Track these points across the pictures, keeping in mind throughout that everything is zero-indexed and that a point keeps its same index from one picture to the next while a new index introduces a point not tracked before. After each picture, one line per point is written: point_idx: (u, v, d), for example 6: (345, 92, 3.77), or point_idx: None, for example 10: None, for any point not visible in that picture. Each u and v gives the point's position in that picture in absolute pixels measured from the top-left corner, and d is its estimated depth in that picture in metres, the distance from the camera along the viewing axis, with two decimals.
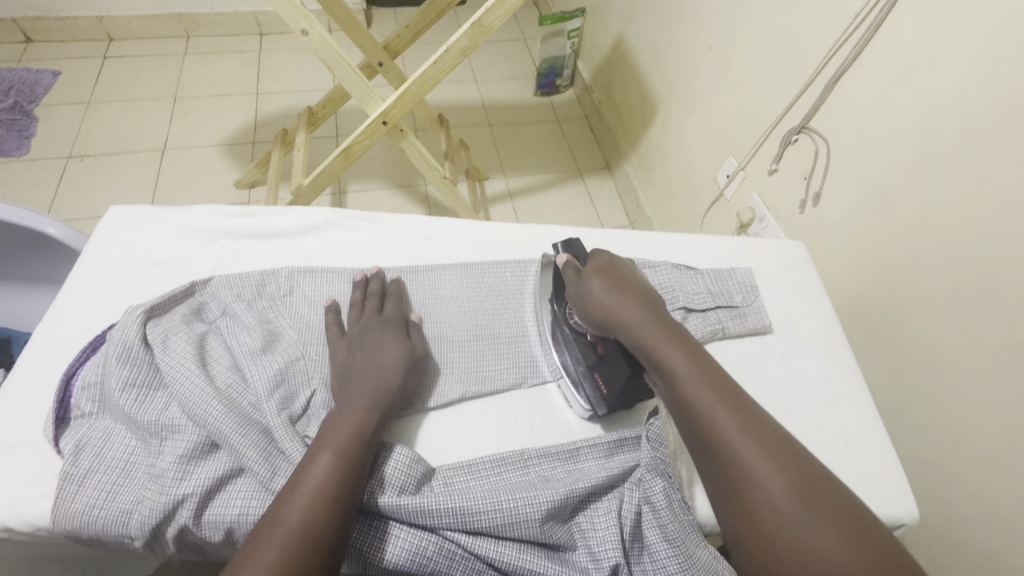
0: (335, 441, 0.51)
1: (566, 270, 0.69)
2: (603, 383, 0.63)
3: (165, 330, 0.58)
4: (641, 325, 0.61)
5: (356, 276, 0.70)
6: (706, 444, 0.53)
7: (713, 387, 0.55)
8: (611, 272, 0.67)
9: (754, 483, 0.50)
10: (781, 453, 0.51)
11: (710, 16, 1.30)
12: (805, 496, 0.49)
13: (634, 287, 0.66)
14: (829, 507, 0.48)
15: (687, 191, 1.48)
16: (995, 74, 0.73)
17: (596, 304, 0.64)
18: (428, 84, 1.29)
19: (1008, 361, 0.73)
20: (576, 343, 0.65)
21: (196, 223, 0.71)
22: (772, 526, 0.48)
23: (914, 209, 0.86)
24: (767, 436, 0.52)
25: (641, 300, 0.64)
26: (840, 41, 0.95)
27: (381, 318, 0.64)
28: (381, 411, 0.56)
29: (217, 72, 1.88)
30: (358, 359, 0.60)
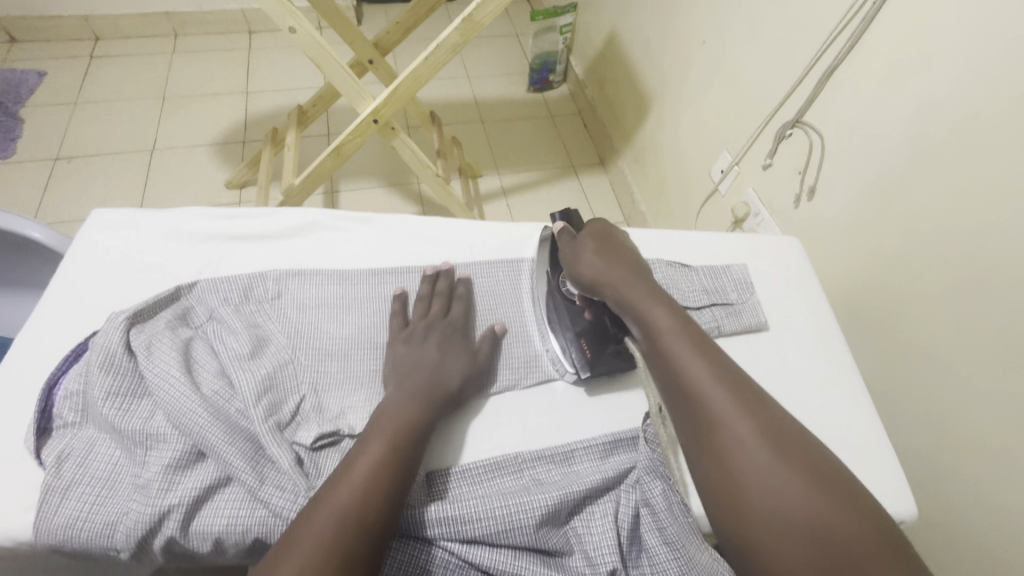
0: (389, 431, 0.52)
1: (562, 237, 0.72)
2: (588, 347, 0.65)
3: (148, 337, 0.57)
4: (627, 285, 0.62)
5: (424, 271, 0.71)
6: (681, 390, 0.52)
7: (695, 340, 0.55)
8: (602, 239, 0.68)
9: (723, 426, 0.48)
10: (756, 407, 0.49)
11: (703, 11, 1.28)
12: (771, 442, 0.47)
13: (625, 254, 0.66)
14: (800, 456, 0.46)
15: (681, 186, 1.47)
16: (990, 68, 0.73)
17: (587, 266, 0.65)
18: (419, 82, 1.27)
19: (1004, 356, 0.73)
20: (566, 310, 0.68)
21: (182, 226, 0.70)
22: (737, 469, 0.46)
23: (909, 204, 0.86)
24: (741, 388, 0.51)
25: (630, 265, 0.64)
26: (833, 35, 0.94)
27: (447, 321, 0.66)
28: (439, 403, 0.57)
29: (206, 70, 1.85)
30: (426, 354, 0.61)
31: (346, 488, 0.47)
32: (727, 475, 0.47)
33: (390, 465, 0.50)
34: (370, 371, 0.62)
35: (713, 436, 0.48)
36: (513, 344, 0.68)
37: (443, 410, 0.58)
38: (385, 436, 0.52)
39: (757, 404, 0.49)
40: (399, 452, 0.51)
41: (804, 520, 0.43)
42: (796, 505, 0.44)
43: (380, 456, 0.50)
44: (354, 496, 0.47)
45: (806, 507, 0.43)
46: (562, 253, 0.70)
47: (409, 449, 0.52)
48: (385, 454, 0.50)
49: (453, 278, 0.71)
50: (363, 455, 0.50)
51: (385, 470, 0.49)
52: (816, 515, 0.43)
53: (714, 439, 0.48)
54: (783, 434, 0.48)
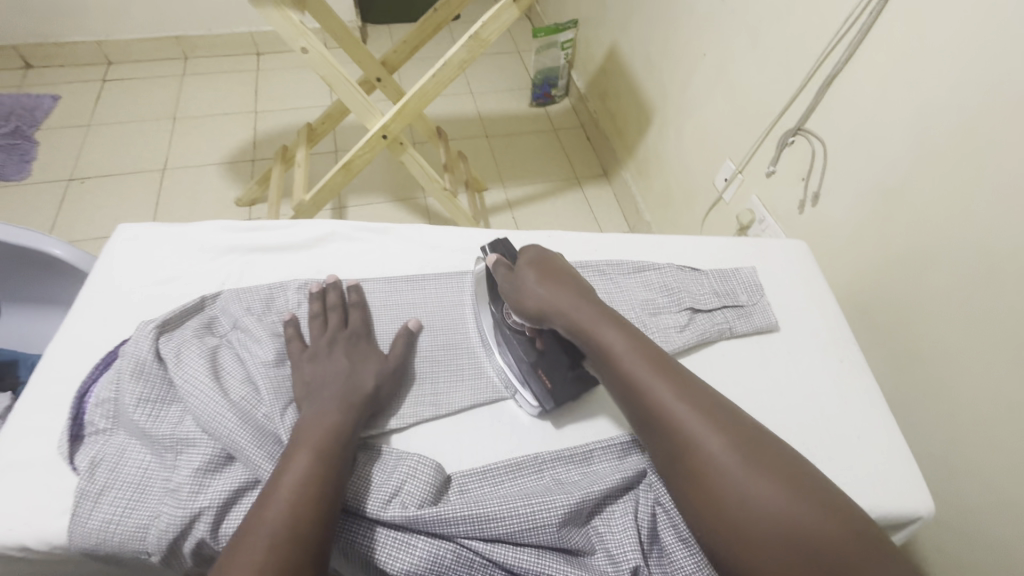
0: (313, 443, 0.51)
1: (497, 269, 0.69)
2: (547, 378, 0.63)
3: (177, 345, 0.58)
4: (575, 309, 0.60)
5: (310, 288, 0.68)
6: (652, 419, 0.52)
7: (648, 360, 0.55)
8: (542, 262, 0.66)
9: (693, 444, 0.49)
10: (721, 419, 0.50)
11: (702, 24, 1.32)
12: (742, 453, 0.48)
13: (566, 274, 0.65)
14: (772, 463, 0.47)
15: (685, 195, 1.50)
16: (987, 71, 0.75)
17: (529, 293, 0.64)
18: (427, 98, 1.31)
19: (1011, 352, 0.74)
20: (516, 341, 0.65)
21: (206, 239, 0.72)
22: (717, 488, 0.47)
23: (913, 206, 0.87)
24: (704, 402, 0.51)
25: (573, 287, 0.63)
26: (831, 45, 0.97)
27: (347, 331, 0.64)
28: (357, 409, 0.56)
29: (217, 91, 1.90)
30: (334, 366, 0.59)
31: (273, 512, 0.46)
32: (706, 494, 0.47)
33: (320, 478, 0.49)
34: None
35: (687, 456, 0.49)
36: (468, 376, 0.66)
37: (362, 415, 0.57)
38: (307, 451, 0.50)
39: (725, 417, 0.50)
40: (324, 466, 0.50)
41: (788, 526, 0.44)
42: (776, 517, 0.44)
43: (309, 471, 0.49)
44: (284, 518, 0.46)
45: (784, 514, 0.44)
46: (500, 284, 0.67)
47: (337, 458, 0.51)
48: (312, 468, 0.49)
49: (342, 290, 0.69)
50: (286, 472, 0.49)
51: (313, 482, 0.49)
52: (801, 522, 0.44)
53: (690, 461, 0.49)
54: (752, 443, 0.48)
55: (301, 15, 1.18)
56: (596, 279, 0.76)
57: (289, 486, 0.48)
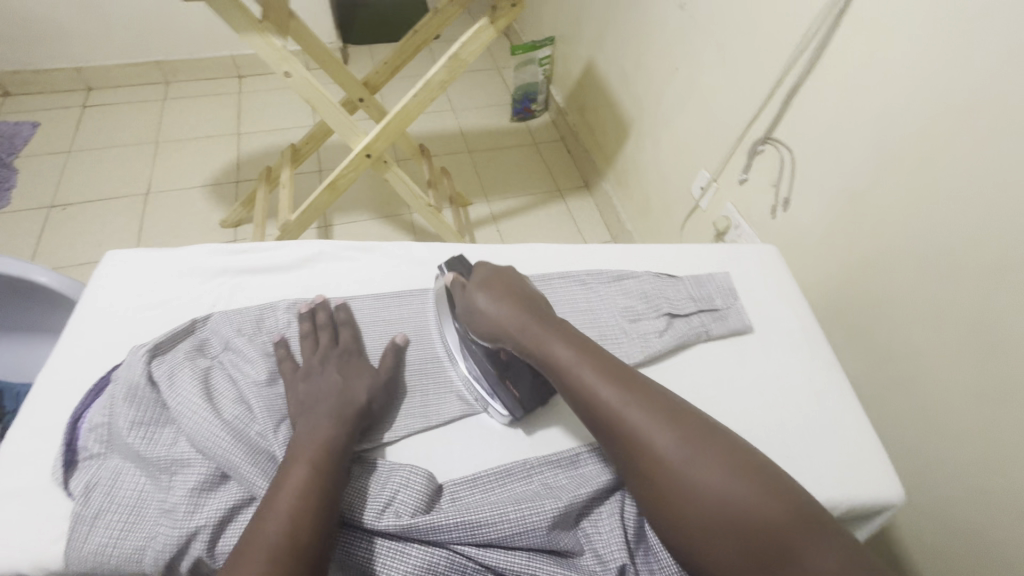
0: (309, 456, 0.53)
1: (453, 287, 0.71)
2: (515, 388, 0.64)
3: (169, 368, 0.60)
4: (523, 327, 0.62)
5: (299, 309, 0.70)
6: (605, 428, 0.54)
7: (595, 371, 0.57)
8: (490, 279, 0.68)
9: (642, 443, 0.52)
10: (668, 418, 0.53)
11: (672, 40, 1.38)
12: (690, 448, 0.50)
13: (517, 289, 0.67)
14: (716, 451, 0.50)
15: (664, 204, 1.54)
16: (938, 79, 0.80)
17: (481, 313, 0.65)
18: (409, 118, 1.34)
19: (975, 344, 0.78)
20: (483, 354, 0.67)
21: (195, 262, 0.73)
22: (666, 481, 0.50)
23: (878, 208, 0.92)
24: (651, 404, 0.54)
25: (521, 302, 0.65)
26: (793, 58, 1.03)
27: (339, 349, 0.65)
28: (351, 423, 0.58)
29: (199, 114, 1.92)
30: (327, 382, 0.61)
31: (273, 524, 0.47)
32: (657, 490, 0.50)
33: (317, 490, 0.51)
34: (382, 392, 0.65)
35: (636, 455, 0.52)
36: (454, 387, 0.67)
37: (356, 430, 0.59)
38: (304, 463, 0.52)
39: (671, 415, 0.53)
40: (321, 479, 0.52)
41: (728, 507, 0.47)
42: (716, 502, 0.48)
43: (305, 483, 0.51)
44: (284, 530, 0.47)
45: (725, 497, 0.48)
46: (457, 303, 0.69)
47: (332, 471, 0.53)
48: (308, 480, 0.51)
49: (330, 309, 0.70)
50: (283, 486, 0.50)
51: (310, 492, 0.50)
52: (740, 508, 0.47)
53: (641, 462, 0.51)
54: (698, 437, 0.51)
55: (283, 40, 1.20)
56: (577, 290, 0.79)
57: (289, 499, 0.49)
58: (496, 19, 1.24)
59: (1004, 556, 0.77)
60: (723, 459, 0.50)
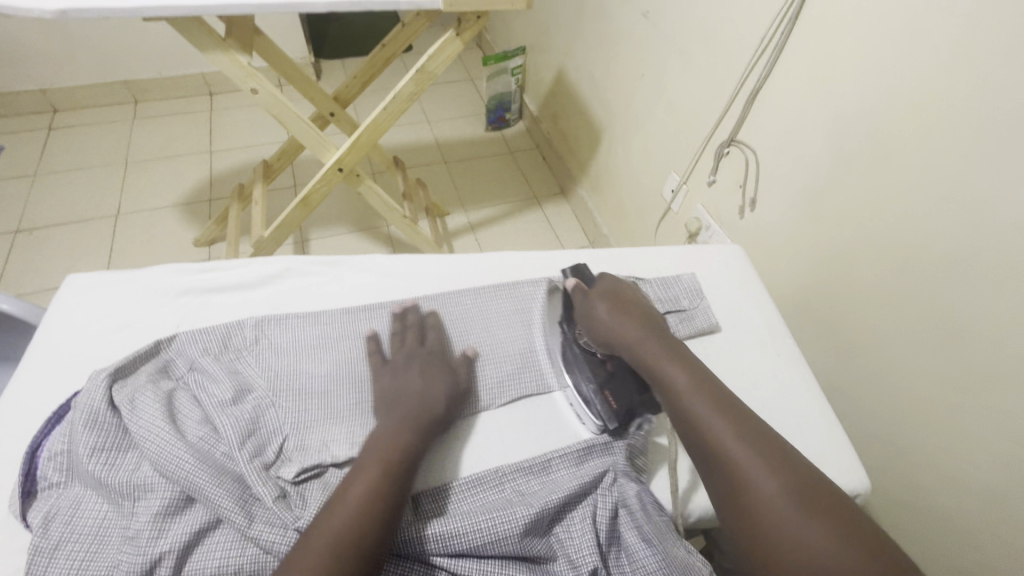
0: (381, 460, 0.55)
1: (575, 292, 0.75)
2: (612, 399, 0.66)
3: (132, 392, 0.58)
4: (642, 343, 0.67)
5: (392, 309, 0.73)
6: (702, 443, 0.57)
7: (707, 394, 0.60)
8: (617, 296, 0.73)
9: (735, 462, 0.55)
10: (774, 457, 0.55)
11: (638, 47, 1.41)
12: (792, 492, 0.52)
13: (636, 307, 0.72)
14: (816, 499, 0.52)
15: (637, 208, 1.57)
16: (885, 80, 0.83)
17: (601, 323, 0.70)
18: (379, 131, 1.34)
19: (937, 333, 0.81)
20: (586, 362, 0.69)
21: (159, 282, 0.72)
22: (754, 502, 0.52)
23: (838, 205, 0.94)
24: (760, 440, 0.56)
25: (642, 323, 0.69)
26: (753, 61, 1.05)
27: (425, 349, 0.68)
28: (427, 428, 0.60)
29: (169, 133, 1.89)
30: (409, 383, 0.64)
31: (338, 517, 0.50)
32: (750, 522, 0.52)
33: (380, 494, 0.52)
34: (351, 406, 0.64)
35: (729, 471, 0.55)
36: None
37: (432, 434, 0.60)
38: (379, 465, 0.54)
39: (772, 450, 0.55)
40: (389, 478, 0.54)
41: (811, 549, 0.49)
42: (803, 539, 0.49)
43: (373, 482, 0.53)
44: (350, 522, 0.50)
45: (808, 538, 0.49)
46: (578, 309, 0.73)
47: (401, 476, 0.55)
48: (378, 482, 0.53)
49: (420, 312, 0.74)
50: (353, 485, 0.53)
51: (378, 493, 0.52)
52: (835, 564, 0.48)
53: (732, 478, 0.54)
54: (802, 486, 0.53)
55: (249, 57, 1.19)
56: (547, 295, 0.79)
57: (357, 495, 0.51)
58: (463, 31, 1.25)
59: (975, 538, 0.79)
60: (817, 508, 0.51)
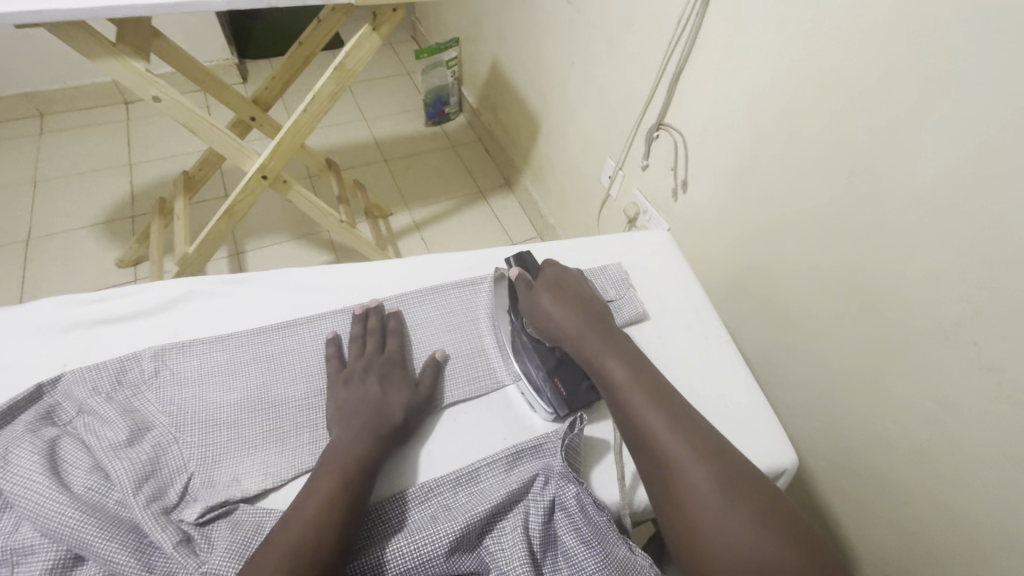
0: (339, 468, 0.55)
1: (519, 282, 0.74)
2: (563, 387, 0.67)
3: (5, 444, 0.52)
4: (582, 338, 0.67)
5: (354, 311, 0.72)
6: (637, 435, 0.58)
7: (644, 385, 0.61)
8: (559, 285, 0.72)
9: (665, 452, 0.55)
10: (710, 453, 0.55)
11: (565, 34, 1.39)
12: (727, 488, 0.52)
13: (579, 297, 0.71)
14: (739, 487, 0.53)
15: (580, 196, 1.56)
16: (792, 57, 0.83)
17: (544, 314, 0.70)
18: (302, 133, 1.27)
19: (857, 303, 0.83)
20: (535, 349, 0.69)
21: (41, 319, 0.65)
22: (681, 490, 0.53)
23: (761, 184, 0.96)
24: (697, 434, 0.56)
25: (585, 314, 0.69)
26: (673, 43, 1.05)
27: (384, 356, 0.67)
28: (385, 437, 0.59)
29: (80, 147, 1.75)
30: (368, 393, 0.62)
31: (295, 529, 0.49)
32: (684, 518, 0.52)
33: (334, 503, 0.52)
34: (263, 433, 0.60)
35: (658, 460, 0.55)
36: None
37: (390, 442, 0.60)
38: (333, 476, 0.54)
39: (703, 440, 0.56)
40: (347, 488, 0.54)
41: (729, 535, 0.50)
42: (724, 526, 0.50)
43: (333, 489, 0.53)
44: (306, 533, 0.49)
45: (729, 526, 0.50)
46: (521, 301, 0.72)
47: (360, 485, 0.55)
48: (334, 491, 0.53)
49: (383, 313, 0.72)
50: (312, 494, 0.53)
51: (338, 503, 0.52)
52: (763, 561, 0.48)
53: (667, 475, 0.54)
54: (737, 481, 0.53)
55: (146, 63, 1.10)
56: (470, 295, 0.78)
57: (316, 502, 0.52)
58: (379, 25, 1.19)
59: (904, 495, 0.82)
60: (741, 496, 0.52)
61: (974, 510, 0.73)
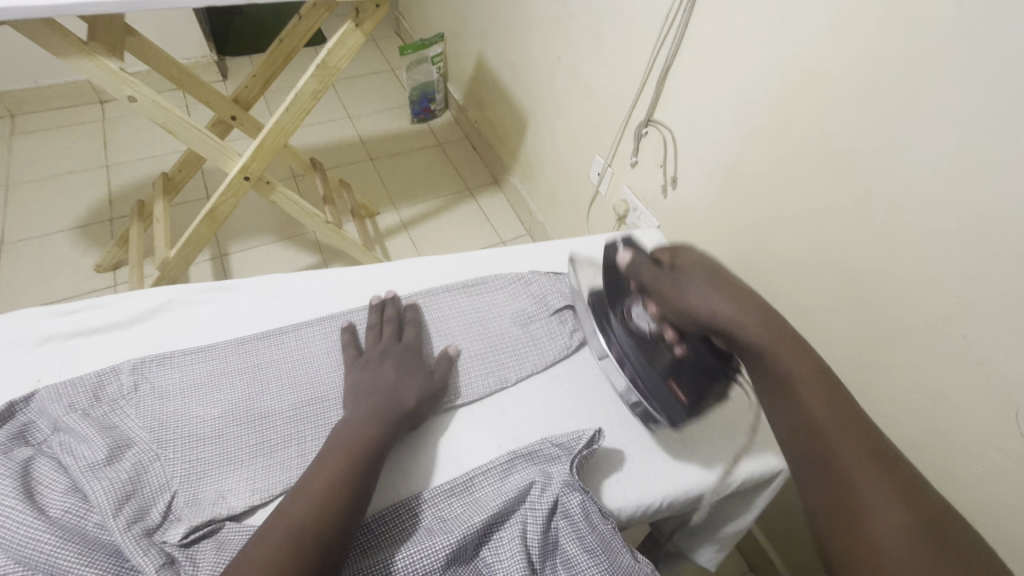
0: (347, 448, 0.54)
1: (643, 268, 0.66)
2: (681, 391, 0.64)
3: None
4: (753, 325, 0.56)
5: (348, 317, 0.71)
6: (816, 439, 0.50)
7: (817, 378, 0.53)
8: (713, 268, 0.62)
9: (834, 459, 0.49)
10: (892, 473, 0.47)
11: (551, 29, 1.37)
12: (910, 511, 0.45)
13: (729, 276, 0.61)
14: (933, 521, 0.45)
15: (568, 193, 1.54)
16: (780, 53, 0.83)
17: (692, 298, 0.60)
18: (285, 132, 1.23)
19: (847, 299, 0.83)
20: (651, 347, 0.65)
21: (11, 331, 0.63)
22: (861, 505, 0.46)
23: (749, 179, 0.95)
24: (881, 455, 0.48)
25: (754, 300, 0.59)
26: (660, 39, 1.04)
27: (401, 343, 0.67)
28: (396, 421, 0.58)
29: (54, 148, 1.70)
30: (383, 377, 0.62)
31: (301, 506, 0.49)
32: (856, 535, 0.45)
33: (339, 483, 0.51)
34: (249, 448, 0.58)
35: (830, 466, 0.49)
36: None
37: (400, 427, 0.59)
38: (341, 455, 0.53)
39: (877, 449, 0.49)
40: (354, 469, 0.52)
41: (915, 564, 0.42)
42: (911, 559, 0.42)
43: (338, 469, 0.52)
44: (312, 516, 0.48)
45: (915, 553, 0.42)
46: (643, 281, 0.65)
47: (368, 466, 0.54)
48: (341, 473, 0.52)
49: (399, 304, 0.72)
50: (319, 472, 0.52)
51: (345, 485, 0.51)
52: None
53: (842, 483, 0.47)
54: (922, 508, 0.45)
55: (120, 62, 1.06)
56: (462, 299, 0.77)
57: (324, 481, 0.51)
58: (362, 22, 1.16)
59: None
60: (923, 515, 0.45)
61: (964, 502, 0.74)
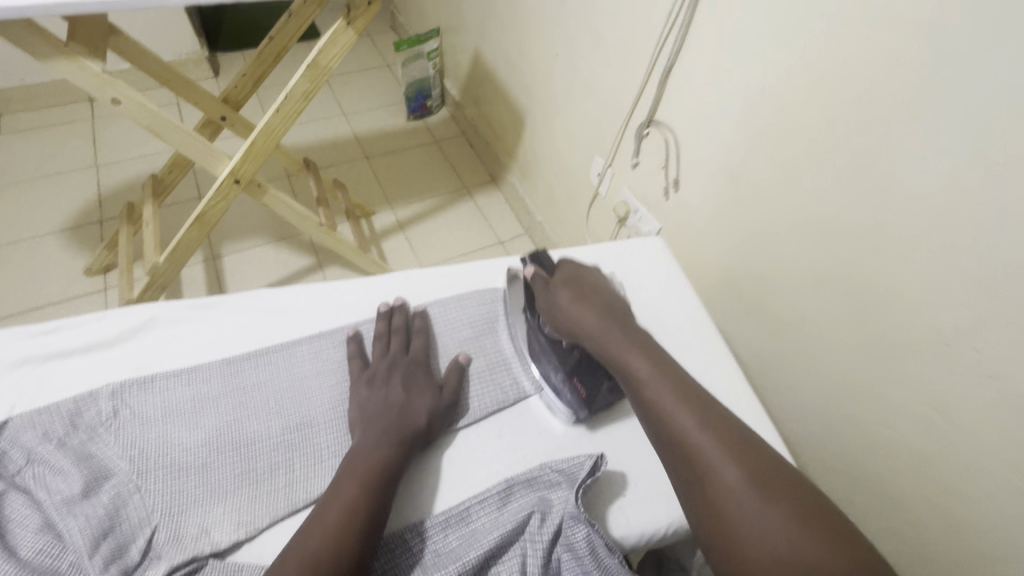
0: (360, 475, 0.52)
1: (536, 281, 0.72)
2: (581, 388, 0.65)
3: None
4: (604, 332, 0.65)
5: (345, 334, 0.68)
6: (666, 432, 0.54)
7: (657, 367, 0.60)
8: (577, 281, 0.71)
9: (711, 474, 0.50)
10: (740, 448, 0.51)
11: (550, 25, 1.33)
12: (760, 482, 0.49)
13: (587, 287, 0.70)
14: (776, 486, 0.49)
15: (567, 193, 1.51)
16: (788, 54, 0.79)
17: (563, 310, 0.68)
18: (276, 134, 1.20)
19: (855, 309, 0.80)
20: (552, 350, 0.68)
21: None
22: (712, 486, 0.50)
23: (754, 184, 0.92)
24: (729, 431, 0.53)
25: (604, 309, 0.68)
26: (662, 38, 1.01)
27: (409, 357, 0.65)
28: (407, 444, 0.57)
29: (42, 148, 1.66)
30: (392, 397, 0.60)
31: (318, 537, 0.47)
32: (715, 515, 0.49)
33: (354, 511, 0.50)
34: (234, 477, 0.56)
35: (694, 460, 0.51)
36: (326, 457, 0.58)
37: (410, 448, 0.57)
38: (353, 481, 0.52)
39: (723, 426, 0.53)
40: (367, 495, 0.51)
41: (799, 568, 0.44)
42: (776, 536, 0.46)
43: (352, 497, 0.50)
44: (327, 543, 0.47)
45: (797, 553, 0.44)
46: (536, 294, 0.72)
47: (382, 492, 0.52)
48: (356, 499, 0.50)
49: (408, 312, 0.71)
50: (334, 498, 0.51)
51: (359, 510, 0.50)
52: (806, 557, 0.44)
53: (694, 466, 0.51)
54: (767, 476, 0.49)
55: (102, 63, 1.02)
56: (461, 313, 0.74)
57: (338, 510, 0.49)
58: (354, 20, 1.12)
59: (902, 502, 0.81)
60: (772, 483, 0.49)
61: (972, 518, 0.71)
